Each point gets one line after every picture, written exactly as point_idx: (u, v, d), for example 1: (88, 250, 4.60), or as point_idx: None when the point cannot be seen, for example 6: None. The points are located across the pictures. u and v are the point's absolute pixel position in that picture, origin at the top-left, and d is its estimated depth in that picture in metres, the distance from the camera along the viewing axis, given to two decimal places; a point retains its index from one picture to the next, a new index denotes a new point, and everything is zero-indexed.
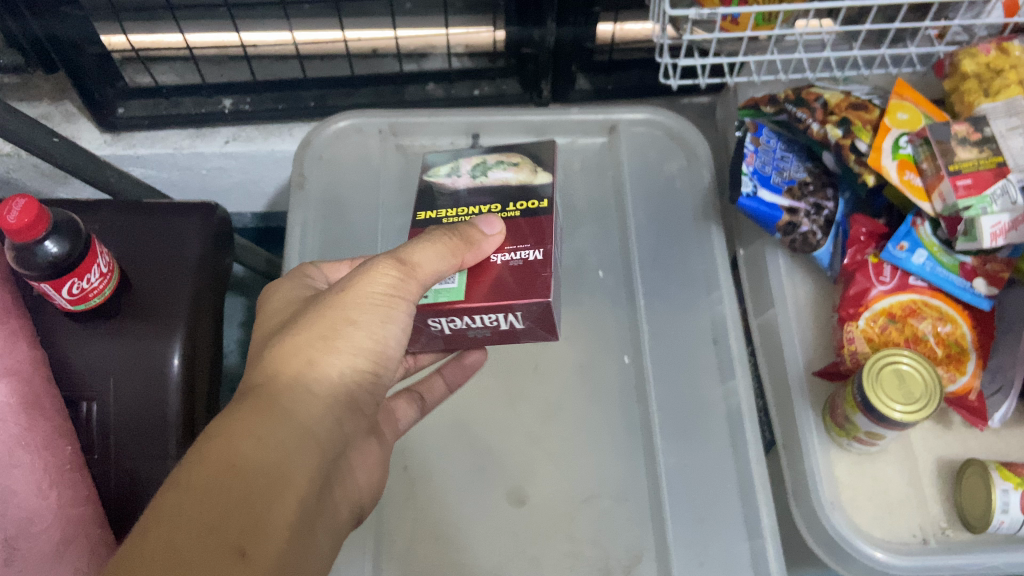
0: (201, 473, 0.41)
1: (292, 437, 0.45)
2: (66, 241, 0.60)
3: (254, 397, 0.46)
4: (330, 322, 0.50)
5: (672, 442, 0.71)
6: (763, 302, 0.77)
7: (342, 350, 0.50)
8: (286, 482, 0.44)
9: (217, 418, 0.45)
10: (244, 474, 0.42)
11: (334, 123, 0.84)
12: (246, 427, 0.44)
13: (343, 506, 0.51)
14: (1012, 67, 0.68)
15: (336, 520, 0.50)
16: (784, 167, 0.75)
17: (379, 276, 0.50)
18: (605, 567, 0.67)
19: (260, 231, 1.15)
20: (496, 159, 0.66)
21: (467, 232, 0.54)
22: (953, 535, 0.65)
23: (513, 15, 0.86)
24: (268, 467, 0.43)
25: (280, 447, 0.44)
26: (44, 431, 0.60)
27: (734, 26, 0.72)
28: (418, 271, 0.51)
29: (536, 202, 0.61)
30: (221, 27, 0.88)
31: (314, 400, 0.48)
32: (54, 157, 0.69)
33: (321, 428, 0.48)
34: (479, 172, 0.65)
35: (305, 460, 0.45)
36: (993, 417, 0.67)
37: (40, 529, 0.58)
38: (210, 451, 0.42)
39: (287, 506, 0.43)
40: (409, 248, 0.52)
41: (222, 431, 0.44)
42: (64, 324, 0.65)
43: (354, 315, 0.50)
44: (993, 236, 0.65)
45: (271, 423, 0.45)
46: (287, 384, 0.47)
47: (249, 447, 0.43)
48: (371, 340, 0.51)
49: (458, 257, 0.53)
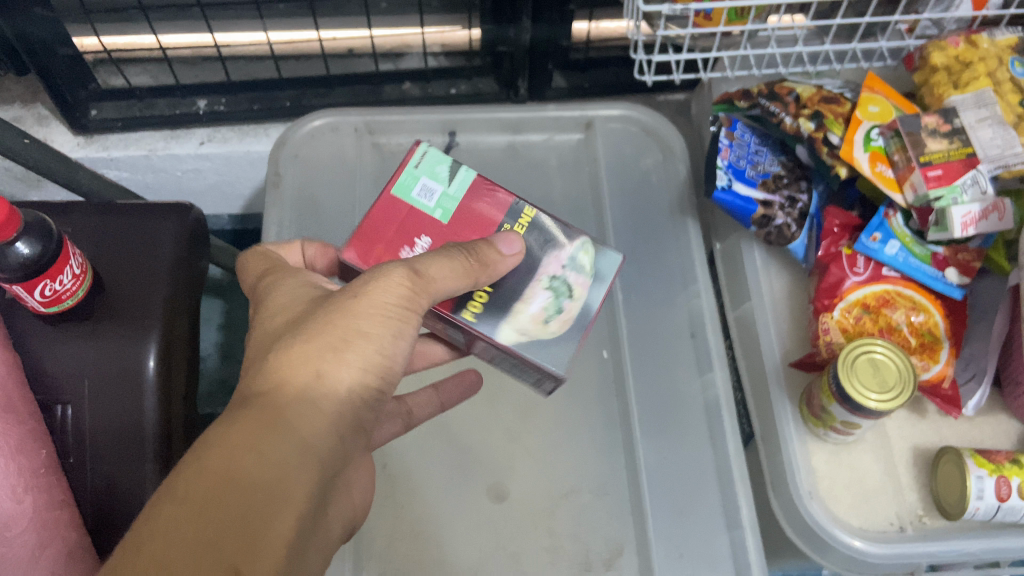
0: (197, 487, 0.39)
1: (295, 452, 0.43)
2: (37, 242, 0.58)
3: (259, 407, 0.43)
4: (341, 333, 0.46)
5: (651, 435, 0.71)
6: (740, 294, 0.77)
7: (353, 365, 0.47)
8: (286, 499, 0.41)
9: (214, 427, 0.42)
10: (242, 489, 0.40)
11: (310, 122, 0.84)
12: (247, 440, 0.42)
13: (337, 525, 0.49)
14: (980, 59, 0.68)
15: (328, 537, 0.48)
16: (758, 161, 0.76)
17: (391, 285, 0.48)
18: (586, 561, 0.67)
19: (237, 233, 1.14)
20: (563, 314, 0.60)
21: (484, 255, 0.54)
22: (929, 522, 0.65)
23: (488, 14, 0.87)
24: (268, 482, 0.41)
25: (281, 463, 0.42)
26: (19, 436, 0.58)
27: (707, 22, 0.72)
28: (433, 282, 0.50)
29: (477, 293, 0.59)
30: (194, 28, 0.87)
31: (320, 415, 0.45)
32: (24, 158, 0.67)
33: (324, 444, 0.45)
34: (558, 290, 0.60)
35: (306, 477, 0.43)
36: (967, 405, 0.68)
37: (15, 534, 0.56)
38: (208, 463, 0.40)
39: (285, 525, 0.41)
40: (424, 260, 0.51)
41: (219, 442, 0.41)
42: (36, 326, 0.64)
43: (365, 327, 0.47)
44: (963, 227, 0.66)
45: (274, 437, 0.43)
46: (293, 393, 0.44)
47: (250, 462, 0.41)
48: (380, 355, 0.48)
49: (471, 277, 0.53)
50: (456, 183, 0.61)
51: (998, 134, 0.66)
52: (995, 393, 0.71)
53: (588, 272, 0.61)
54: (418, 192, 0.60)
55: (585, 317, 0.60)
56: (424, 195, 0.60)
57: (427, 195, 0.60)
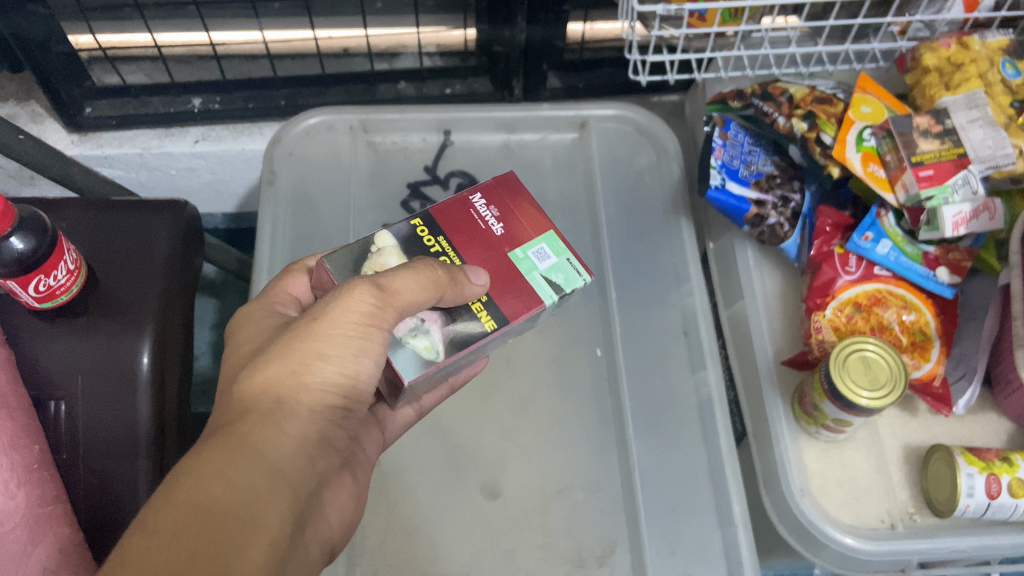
0: (167, 516, 0.40)
1: (263, 477, 0.44)
2: (31, 237, 0.58)
3: (226, 436, 0.45)
4: (301, 356, 0.48)
5: (644, 432, 0.72)
6: (733, 293, 0.78)
7: (313, 389, 0.48)
8: (258, 524, 0.42)
9: (184, 460, 0.43)
10: (212, 516, 0.40)
11: (304, 121, 0.84)
12: (216, 467, 0.43)
13: (314, 547, 0.49)
14: (971, 61, 0.69)
15: (308, 559, 0.48)
16: (752, 160, 0.76)
17: (354, 301, 0.48)
18: (579, 558, 0.67)
19: (231, 232, 1.14)
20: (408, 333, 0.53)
21: (455, 273, 0.52)
22: (920, 520, 0.66)
23: (484, 14, 0.87)
24: (238, 507, 0.41)
25: (250, 488, 0.43)
26: (10, 431, 0.58)
27: (701, 22, 0.73)
28: (395, 298, 0.49)
29: (421, 227, 0.58)
30: (190, 27, 0.87)
31: (286, 440, 0.46)
32: (20, 154, 0.67)
33: (294, 468, 0.46)
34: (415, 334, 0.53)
35: (278, 500, 0.43)
36: (958, 404, 0.68)
37: (7, 529, 0.56)
38: (178, 492, 0.41)
39: (257, 551, 0.41)
40: (389, 275, 0.49)
41: (188, 472, 0.42)
42: (29, 322, 0.64)
43: (324, 349, 0.48)
44: (954, 226, 0.66)
45: (242, 463, 0.43)
46: (258, 419, 0.46)
47: (219, 488, 0.42)
48: (343, 375, 0.49)
49: (440, 292, 0.51)
50: (540, 286, 0.56)
51: (988, 135, 0.66)
52: (986, 392, 0.71)
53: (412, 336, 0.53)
54: (546, 252, 0.59)
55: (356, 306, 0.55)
56: (542, 255, 0.58)
57: (543, 256, 0.58)
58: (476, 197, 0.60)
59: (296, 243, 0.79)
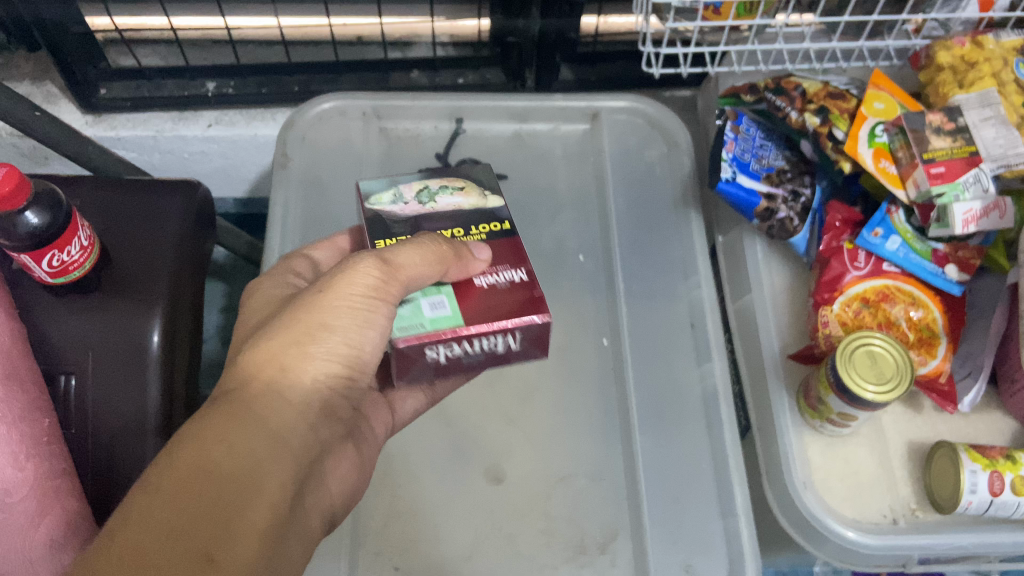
0: (169, 477, 0.40)
1: (265, 444, 0.44)
2: (47, 213, 0.59)
3: (226, 404, 0.45)
4: (306, 327, 0.48)
5: (648, 422, 0.72)
6: (741, 286, 0.78)
7: (317, 357, 0.49)
8: (259, 488, 0.42)
9: (187, 425, 0.44)
10: (215, 477, 0.41)
11: (318, 105, 0.84)
12: (218, 432, 0.43)
13: (315, 517, 0.50)
14: (985, 60, 0.69)
15: (310, 527, 0.49)
16: (763, 155, 0.76)
17: (359, 275, 0.48)
18: (581, 545, 0.68)
19: (241, 217, 1.15)
20: (440, 184, 0.60)
21: (457, 247, 0.49)
22: (922, 516, 0.66)
23: (498, 5, 0.87)
24: (241, 473, 0.42)
25: (253, 454, 0.43)
26: (22, 403, 0.59)
27: (715, 16, 0.72)
28: (400, 273, 0.48)
29: (498, 224, 0.57)
30: (207, 12, 0.88)
31: (288, 406, 0.47)
32: (36, 131, 0.68)
33: (295, 436, 0.47)
34: (399, 194, 0.59)
35: (280, 467, 0.44)
36: (964, 400, 0.68)
37: (15, 501, 0.56)
38: (180, 456, 0.42)
39: (260, 513, 0.42)
40: (395, 248, 0.48)
41: (190, 437, 0.43)
42: (42, 296, 0.65)
43: (330, 320, 0.48)
44: (965, 223, 0.66)
45: (244, 431, 0.44)
46: (259, 388, 0.46)
47: (221, 452, 0.42)
48: (347, 346, 0.49)
49: (446, 266, 0.48)
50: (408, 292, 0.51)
51: (1000, 134, 0.66)
52: (991, 391, 0.71)
53: (384, 193, 0.59)
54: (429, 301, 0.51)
55: (440, 174, 0.61)
56: (438, 307, 0.50)
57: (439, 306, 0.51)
58: (521, 271, 0.52)
59: (307, 226, 0.79)
